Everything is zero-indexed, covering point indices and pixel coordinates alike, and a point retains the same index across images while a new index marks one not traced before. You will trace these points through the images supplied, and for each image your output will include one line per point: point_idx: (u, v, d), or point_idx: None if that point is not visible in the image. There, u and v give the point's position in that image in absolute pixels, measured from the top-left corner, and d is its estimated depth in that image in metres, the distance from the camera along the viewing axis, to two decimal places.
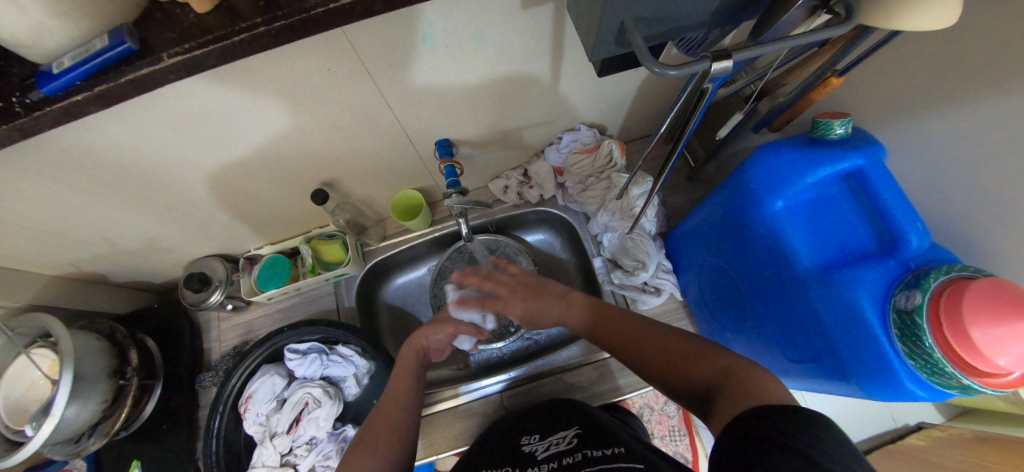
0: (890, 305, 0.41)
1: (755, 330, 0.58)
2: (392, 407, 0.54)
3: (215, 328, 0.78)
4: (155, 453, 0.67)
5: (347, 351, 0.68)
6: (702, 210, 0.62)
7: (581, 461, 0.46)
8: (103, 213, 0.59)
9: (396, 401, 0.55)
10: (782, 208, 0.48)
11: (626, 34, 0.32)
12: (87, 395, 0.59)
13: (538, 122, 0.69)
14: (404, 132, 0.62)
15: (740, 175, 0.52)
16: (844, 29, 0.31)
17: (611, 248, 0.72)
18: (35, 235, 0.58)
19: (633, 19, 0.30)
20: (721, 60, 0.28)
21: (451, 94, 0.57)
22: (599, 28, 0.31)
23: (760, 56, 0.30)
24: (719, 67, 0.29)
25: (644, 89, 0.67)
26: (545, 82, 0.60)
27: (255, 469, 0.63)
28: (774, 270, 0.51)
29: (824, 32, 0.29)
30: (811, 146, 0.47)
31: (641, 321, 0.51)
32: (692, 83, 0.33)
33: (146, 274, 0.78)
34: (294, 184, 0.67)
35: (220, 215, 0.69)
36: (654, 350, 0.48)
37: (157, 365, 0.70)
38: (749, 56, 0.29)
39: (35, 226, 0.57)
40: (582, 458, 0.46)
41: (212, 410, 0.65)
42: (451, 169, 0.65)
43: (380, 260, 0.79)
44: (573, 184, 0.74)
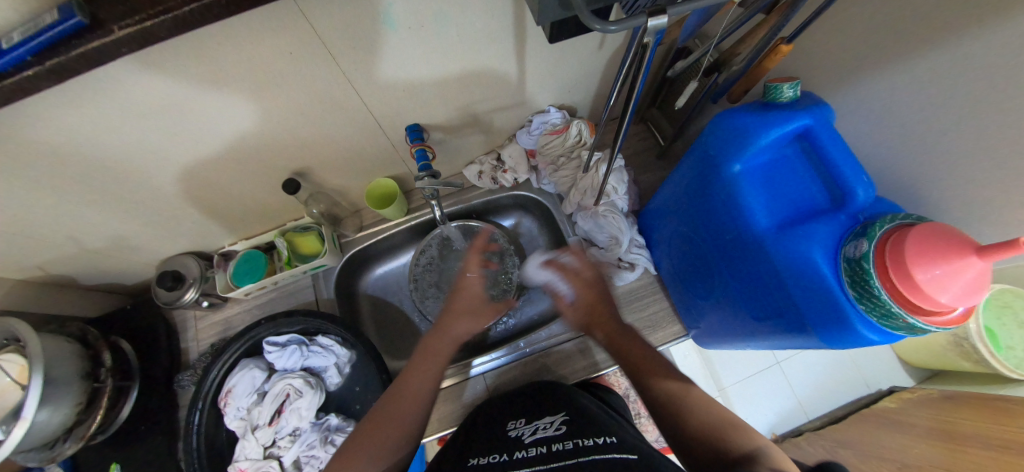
0: (841, 254, 0.43)
1: (722, 294, 0.59)
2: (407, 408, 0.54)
3: (191, 327, 0.77)
4: (137, 454, 0.67)
5: (327, 341, 0.68)
6: (671, 180, 0.64)
7: (571, 448, 0.45)
8: (65, 211, 0.58)
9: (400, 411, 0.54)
10: (740, 171, 0.50)
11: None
12: (60, 398, 0.58)
13: (508, 104, 0.70)
14: (374, 118, 0.62)
15: (704, 144, 0.54)
16: None
17: (585, 226, 0.73)
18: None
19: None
20: (656, 16, 0.29)
21: (418, 80, 0.58)
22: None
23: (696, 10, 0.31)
24: (655, 23, 0.30)
25: (610, 68, 0.69)
26: (512, 64, 0.61)
27: (238, 463, 0.63)
28: (736, 232, 0.53)
29: None
30: (764, 109, 0.49)
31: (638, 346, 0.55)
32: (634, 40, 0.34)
33: (117, 276, 0.76)
34: (265, 175, 0.67)
35: (190, 211, 0.68)
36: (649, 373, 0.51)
37: (133, 365, 0.70)
38: (685, 13, 0.30)
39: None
40: (573, 445, 0.45)
41: (191, 405, 0.65)
42: (422, 153, 0.65)
43: (357, 251, 0.79)
44: (545, 164, 0.75)
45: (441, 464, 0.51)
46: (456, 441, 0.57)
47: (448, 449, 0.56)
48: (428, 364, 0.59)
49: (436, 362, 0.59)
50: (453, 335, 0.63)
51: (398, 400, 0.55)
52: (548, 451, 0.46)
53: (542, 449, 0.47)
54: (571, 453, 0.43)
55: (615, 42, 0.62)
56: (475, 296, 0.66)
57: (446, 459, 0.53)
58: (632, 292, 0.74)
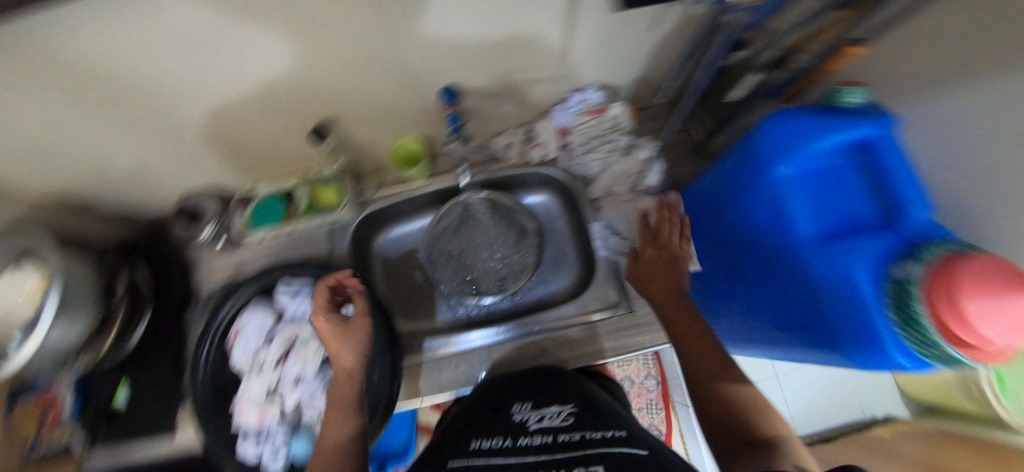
0: (889, 275, 0.41)
1: (746, 298, 0.58)
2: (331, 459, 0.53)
3: (206, 264, 0.78)
4: (149, 376, 0.70)
5: (336, 293, 0.69)
6: (709, 176, 0.61)
7: (579, 440, 0.45)
8: (90, 133, 0.57)
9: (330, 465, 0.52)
10: (788, 175, 0.47)
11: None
12: (75, 315, 0.59)
13: (548, 77, 0.67)
14: (411, 75, 0.60)
15: (752, 143, 0.51)
16: None
17: (610, 211, 0.72)
18: (24, 150, 0.56)
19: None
20: None
21: (462, 40, 0.55)
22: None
23: None
24: None
25: (660, 50, 0.65)
26: (559, 34, 0.58)
27: (241, 399, 0.64)
28: (773, 239, 0.51)
29: None
30: (825, 114, 0.47)
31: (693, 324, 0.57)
32: None
33: (136, 204, 0.76)
34: (293, 122, 0.64)
35: (214, 149, 0.66)
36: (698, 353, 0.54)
37: (147, 293, 0.71)
38: None
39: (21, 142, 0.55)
40: (580, 437, 0.46)
41: (201, 338, 0.66)
42: (455, 117, 0.62)
43: (375, 210, 0.76)
44: (577, 144, 0.72)
45: (442, 446, 0.53)
46: (457, 416, 0.59)
47: (449, 426, 0.57)
48: (337, 411, 0.57)
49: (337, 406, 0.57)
50: (342, 374, 0.59)
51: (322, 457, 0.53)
52: (554, 443, 0.47)
53: (547, 438, 0.48)
54: (578, 446, 0.44)
55: (671, 21, 0.59)
56: (336, 330, 0.61)
57: (446, 437, 0.55)
58: None
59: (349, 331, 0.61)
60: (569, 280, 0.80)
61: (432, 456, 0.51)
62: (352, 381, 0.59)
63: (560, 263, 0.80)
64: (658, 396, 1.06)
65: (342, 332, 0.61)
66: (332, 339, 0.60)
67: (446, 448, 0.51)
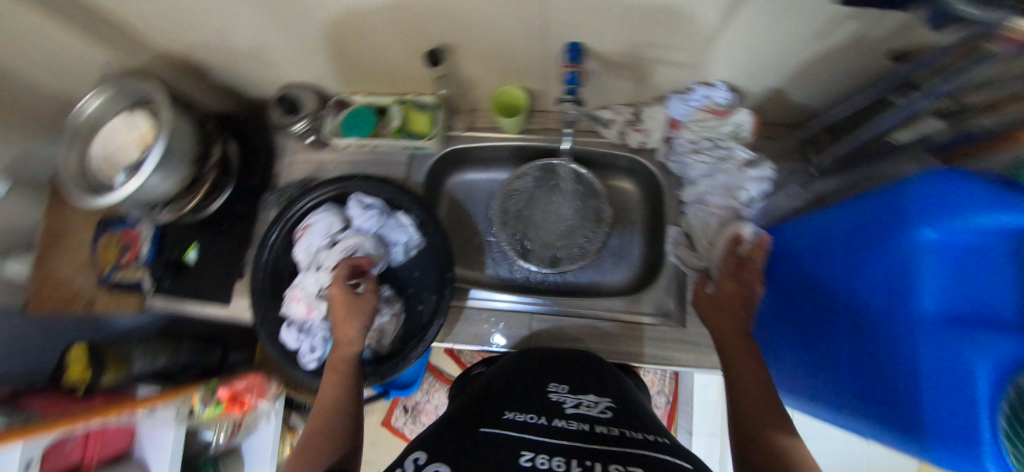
0: (1012, 379, 0.34)
1: (825, 353, 0.54)
2: (326, 416, 0.50)
3: (288, 156, 0.81)
4: (218, 245, 0.74)
5: (404, 220, 0.70)
6: (822, 217, 0.56)
7: (617, 435, 0.43)
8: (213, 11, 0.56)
9: (324, 421, 0.49)
10: (930, 242, 0.42)
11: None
12: (172, 169, 0.62)
13: (681, 61, 0.62)
14: (545, 25, 0.55)
15: (892, 195, 0.46)
16: None
17: (693, 219, 0.68)
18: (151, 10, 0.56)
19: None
20: None
21: (615, 0, 0.50)
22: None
23: None
24: None
25: (816, 61, 0.58)
26: (718, 18, 0.52)
27: (296, 290, 0.66)
28: (882, 302, 0.46)
29: None
30: (999, 184, 0.40)
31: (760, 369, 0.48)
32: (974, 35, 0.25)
33: (237, 85, 0.77)
34: (406, 45, 0.62)
35: (323, 54, 0.65)
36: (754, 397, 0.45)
37: (232, 168, 0.74)
38: None
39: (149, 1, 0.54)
40: (618, 433, 0.44)
41: (274, 223, 0.70)
42: (573, 77, 0.59)
43: (459, 148, 0.77)
44: (684, 141, 0.68)
45: (471, 409, 0.50)
46: (492, 383, 0.57)
47: (483, 390, 0.55)
48: (335, 375, 0.54)
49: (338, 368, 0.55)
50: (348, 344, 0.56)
51: (317, 414, 0.50)
52: (590, 430, 0.44)
53: (584, 426, 0.45)
54: (617, 442, 0.42)
55: (841, 36, 0.52)
56: (348, 300, 0.58)
57: (476, 401, 0.52)
58: None
59: (361, 304, 0.58)
60: (625, 275, 0.79)
61: (458, 417, 0.48)
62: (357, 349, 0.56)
63: (621, 254, 0.79)
64: (664, 414, 1.05)
65: (353, 304, 0.58)
66: (342, 308, 0.57)
67: (474, 414, 0.49)
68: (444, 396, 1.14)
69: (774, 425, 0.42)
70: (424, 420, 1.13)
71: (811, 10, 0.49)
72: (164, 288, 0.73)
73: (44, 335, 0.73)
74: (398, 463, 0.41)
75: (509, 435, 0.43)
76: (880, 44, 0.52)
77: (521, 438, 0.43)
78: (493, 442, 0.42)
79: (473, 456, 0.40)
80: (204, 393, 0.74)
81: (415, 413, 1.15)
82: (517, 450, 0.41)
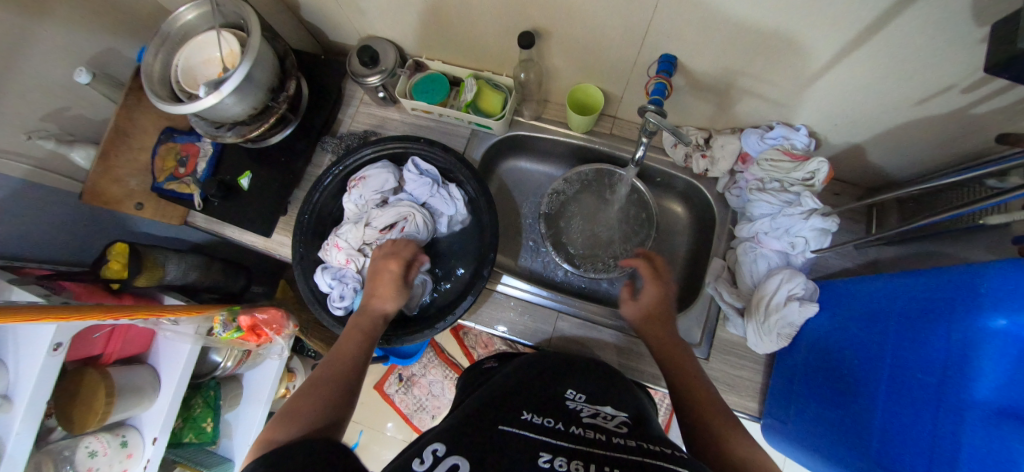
0: None
1: (854, 419, 0.53)
2: (339, 369, 0.50)
3: (354, 107, 0.82)
4: (269, 176, 0.75)
5: (456, 193, 0.70)
6: (881, 282, 0.54)
7: (633, 445, 0.41)
8: None
9: (339, 374, 0.49)
10: (1001, 330, 0.40)
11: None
12: (247, 94, 0.64)
13: (769, 96, 0.61)
14: (646, 31, 0.55)
15: (965, 273, 0.44)
16: None
17: (741, 257, 0.67)
18: None
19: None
20: None
21: (728, 20, 0.49)
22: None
23: None
24: None
25: (911, 126, 0.57)
26: (823, 58, 0.51)
27: (338, 238, 0.67)
28: (932, 383, 0.45)
29: None
30: None
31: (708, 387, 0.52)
32: None
33: (324, 26, 0.79)
34: (501, 22, 0.62)
35: (417, 13, 0.66)
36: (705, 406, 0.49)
37: (300, 107, 0.75)
38: None
39: None
40: (634, 444, 0.42)
41: (330, 168, 0.70)
42: (660, 88, 0.58)
43: (520, 135, 0.78)
44: (751, 177, 0.66)
45: (489, 405, 0.49)
46: (509, 378, 0.57)
47: (502, 387, 0.55)
48: (364, 334, 0.55)
49: (365, 330, 0.56)
50: (377, 316, 0.58)
51: (332, 364, 0.51)
52: (605, 439, 0.43)
53: (600, 436, 0.43)
54: (632, 449, 0.40)
55: (944, 105, 0.51)
56: (398, 280, 0.60)
57: (494, 397, 0.51)
58: (733, 343, 0.70)
59: (405, 289, 0.60)
60: None
61: (479, 412, 0.47)
62: (381, 324, 0.58)
63: None
64: None
65: (399, 286, 0.60)
66: (389, 282, 0.59)
67: (493, 410, 0.47)
68: (439, 374, 1.12)
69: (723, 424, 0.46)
70: (416, 392, 1.13)
71: (926, 71, 0.47)
72: (210, 207, 0.74)
73: (90, 225, 0.75)
74: (416, 453, 0.40)
75: (526, 434, 0.42)
76: (984, 121, 0.51)
77: (541, 439, 0.41)
78: (511, 440, 0.41)
79: (493, 453, 0.38)
80: (226, 316, 0.74)
81: (408, 384, 1.14)
82: (534, 449, 0.39)
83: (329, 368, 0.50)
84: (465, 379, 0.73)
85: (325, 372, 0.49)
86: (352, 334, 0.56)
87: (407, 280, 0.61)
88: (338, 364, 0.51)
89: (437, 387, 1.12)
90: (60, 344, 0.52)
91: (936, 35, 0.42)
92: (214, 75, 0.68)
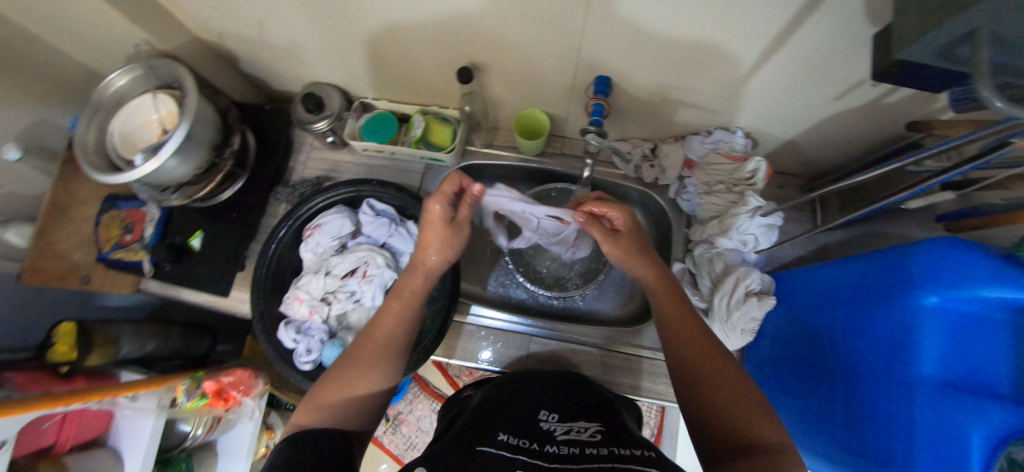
0: (1006, 450, 0.37)
1: (819, 406, 0.55)
2: (375, 350, 0.50)
3: (304, 153, 0.82)
4: (222, 232, 0.73)
5: (414, 229, 0.70)
6: (826, 267, 0.57)
7: (605, 454, 0.40)
8: (260, 4, 0.56)
9: (369, 358, 0.49)
10: (934, 306, 0.42)
11: (963, 44, 0.29)
12: (189, 155, 0.62)
13: (702, 105, 0.64)
14: (578, 56, 0.57)
15: (897, 255, 0.46)
16: None
17: (698, 260, 0.69)
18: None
19: (989, 28, 0.27)
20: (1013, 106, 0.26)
21: (649, 38, 0.52)
22: (946, 22, 0.28)
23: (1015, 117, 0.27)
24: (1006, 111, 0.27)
25: (833, 120, 0.61)
26: (742, 66, 0.54)
27: (298, 290, 0.66)
28: (881, 362, 0.47)
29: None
30: (1002, 263, 0.41)
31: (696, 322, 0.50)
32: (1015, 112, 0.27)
33: (268, 76, 0.78)
34: (443, 58, 0.63)
35: (359, 57, 0.66)
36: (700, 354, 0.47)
37: (248, 161, 0.73)
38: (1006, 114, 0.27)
39: None
40: (607, 452, 0.41)
41: (282, 220, 0.69)
42: (599, 108, 0.60)
43: (473, 164, 0.79)
44: (696, 182, 0.70)
45: (464, 433, 0.48)
46: (484, 406, 0.56)
47: (480, 412, 0.54)
48: (403, 304, 0.53)
49: (403, 299, 0.54)
50: (432, 270, 0.56)
51: (368, 343, 0.50)
52: (580, 453, 0.42)
53: (574, 450, 0.43)
54: (604, 459, 0.39)
55: (859, 98, 0.55)
56: (443, 224, 0.55)
57: (470, 422, 0.51)
58: None
59: (454, 232, 0.56)
60: (628, 306, 0.81)
61: (461, 437, 0.47)
62: (429, 280, 0.56)
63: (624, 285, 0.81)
64: None
65: (449, 230, 0.56)
66: (442, 231, 0.55)
67: (472, 436, 0.47)
68: (426, 409, 1.09)
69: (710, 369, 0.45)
70: (405, 431, 1.09)
71: (834, 71, 0.51)
72: (162, 271, 0.72)
73: (35, 305, 0.71)
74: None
75: (501, 452, 0.42)
76: (896, 110, 0.54)
77: (515, 459, 0.41)
78: (491, 460, 0.40)
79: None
80: (189, 384, 0.72)
81: (395, 424, 1.10)
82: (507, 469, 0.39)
83: (363, 347, 0.50)
84: (446, 407, 0.72)
85: (358, 352, 0.50)
86: (390, 303, 0.54)
87: (458, 220, 0.57)
88: (381, 340, 0.51)
89: (426, 423, 1.09)
90: (4, 441, 0.48)
91: (837, 38, 0.46)
92: (154, 138, 0.67)
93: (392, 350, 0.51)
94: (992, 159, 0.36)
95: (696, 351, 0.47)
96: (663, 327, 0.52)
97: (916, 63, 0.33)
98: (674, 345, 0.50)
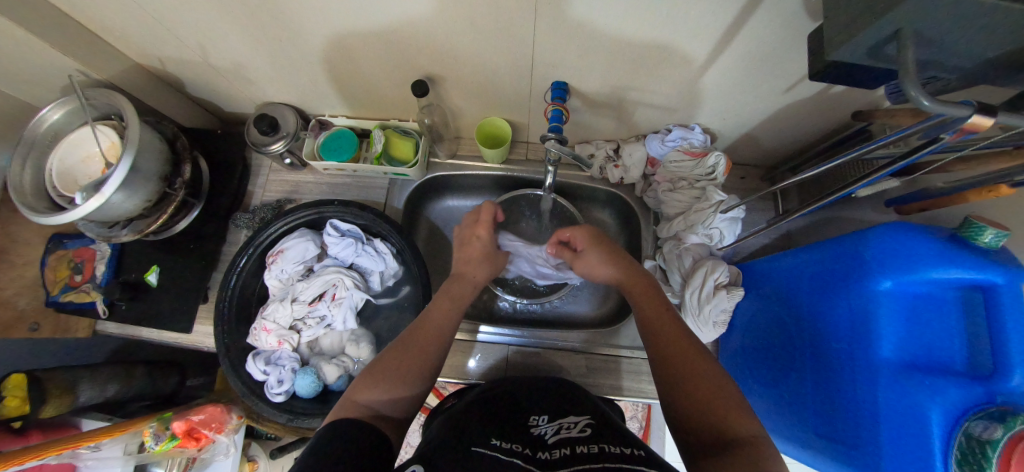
0: (963, 426, 0.39)
1: (791, 392, 0.57)
2: (429, 340, 0.52)
3: (263, 176, 0.79)
4: (181, 265, 0.70)
5: (382, 247, 0.69)
6: (789, 256, 0.58)
7: (596, 453, 0.40)
8: (198, 27, 0.54)
9: (423, 347, 0.51)
10: (889, 290, 0.44)
11: (890, 44, 0.30)
12: (136, 188, 0.59)
13: (659, 104, 0.65)
14: (533, 62, 0.57)
15: (853, 242, 0.47)
16: (964, 111, 0.28)
17: (667, 257, 0.70)
18: (138, 25, 0.55)
19: (912, 28, 0.27)
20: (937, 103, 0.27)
21: (599, 41, 0.52)
22: (873, 23, 0.28)
23: (940, 112, 0.28)
24: (933, 107, 0.27)
25: (785, 112, 0.62)
26: (694, 65, 0.55)
27: (264, 321, 0.64)
28: (845, 347, 0.48)
29: (952, 109, 0.27)
30: (948, 244, 0.42)
31: (671, 317, 0.52)
32: (942, 108, 0.27)
33: (218, 99, 0.75)
34: (397, 72, 0.62)
35: (310, 75, 0.64)
36: (675, 350, 0.48)
37: (202, 189, 0.70)
38: (932, 111, 0.27)
39: (135, 15, 0.53)
40: (597, 450, 0.41)
41: (242, 248, 0.66)
42: (557, 114, 0.60)
43: (439, 176, 0.78)
44: (660, 179, 0.71)
45: (453, 435, 0.46)
46: (470, 409, 0.55)
47: (473, 414, 0.53)
48: (454, 304, 0.57)
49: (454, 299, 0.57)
50: (473, 281, 0.61)
51: (423, 334, 0.52)
52: (571, 454, 0.41)
53: (566, 451, 0.42)
54: (593, 459, 0.38)
55: (807, 90, 0.56)
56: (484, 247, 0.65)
57: (454, 425, 0.50)
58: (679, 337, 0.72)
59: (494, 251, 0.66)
60: (604, 305, 0.81)
61: (448, 440, 0.45)
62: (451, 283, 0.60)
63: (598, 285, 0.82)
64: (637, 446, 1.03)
65: (490, 250, 0.64)
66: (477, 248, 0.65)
67: (461, 438, 0.45)
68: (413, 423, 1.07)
69: (687, 359, 0.47)
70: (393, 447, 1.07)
71: (781, 65, 0.52)
72: (118, 311, 0.68)
73: None
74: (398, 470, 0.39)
75: (495, 455, 0.41)
76: (842, 99, 0.56)
77: (509, 462, 0.39)
78: (482, 462, 0.39)
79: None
80: (156, 426, 0.68)
81: None
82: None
83: (420, 337, 0.52)
84: (430, 419, 0.69)
85: (413, 341, 0.51)
86: (441, 302, 0.57)
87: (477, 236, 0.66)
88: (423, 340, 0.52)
89: (414, 437, 1.07)
90: None
91: (780, 32, 0.46)
92: (97, 173, 0.63)
93: (435, 347, 0.52)
94: (930, 150, 0.36)
95: (673, 346, 0.49)
96: (649, 327, 0.53)
97: (851, 62, 0.34)
98: (656, 344, 0.50)
